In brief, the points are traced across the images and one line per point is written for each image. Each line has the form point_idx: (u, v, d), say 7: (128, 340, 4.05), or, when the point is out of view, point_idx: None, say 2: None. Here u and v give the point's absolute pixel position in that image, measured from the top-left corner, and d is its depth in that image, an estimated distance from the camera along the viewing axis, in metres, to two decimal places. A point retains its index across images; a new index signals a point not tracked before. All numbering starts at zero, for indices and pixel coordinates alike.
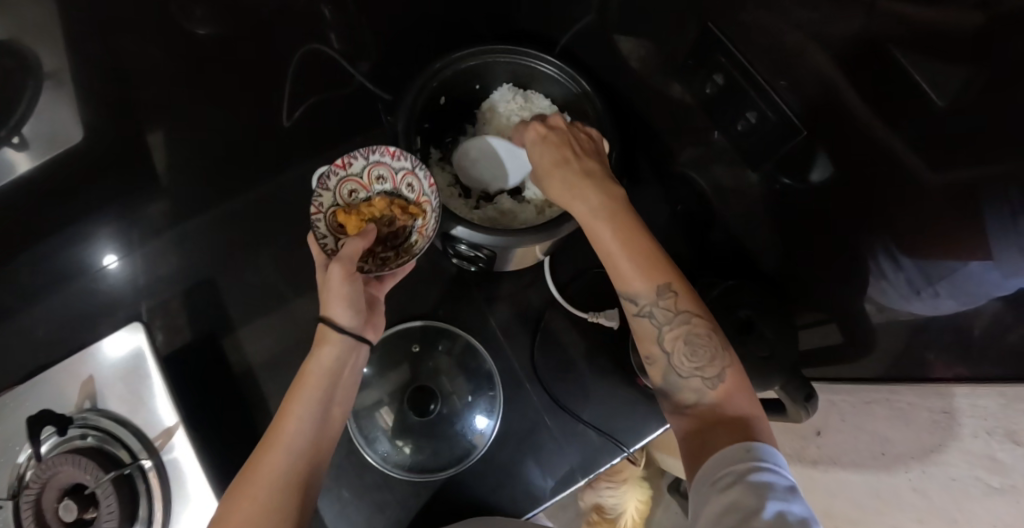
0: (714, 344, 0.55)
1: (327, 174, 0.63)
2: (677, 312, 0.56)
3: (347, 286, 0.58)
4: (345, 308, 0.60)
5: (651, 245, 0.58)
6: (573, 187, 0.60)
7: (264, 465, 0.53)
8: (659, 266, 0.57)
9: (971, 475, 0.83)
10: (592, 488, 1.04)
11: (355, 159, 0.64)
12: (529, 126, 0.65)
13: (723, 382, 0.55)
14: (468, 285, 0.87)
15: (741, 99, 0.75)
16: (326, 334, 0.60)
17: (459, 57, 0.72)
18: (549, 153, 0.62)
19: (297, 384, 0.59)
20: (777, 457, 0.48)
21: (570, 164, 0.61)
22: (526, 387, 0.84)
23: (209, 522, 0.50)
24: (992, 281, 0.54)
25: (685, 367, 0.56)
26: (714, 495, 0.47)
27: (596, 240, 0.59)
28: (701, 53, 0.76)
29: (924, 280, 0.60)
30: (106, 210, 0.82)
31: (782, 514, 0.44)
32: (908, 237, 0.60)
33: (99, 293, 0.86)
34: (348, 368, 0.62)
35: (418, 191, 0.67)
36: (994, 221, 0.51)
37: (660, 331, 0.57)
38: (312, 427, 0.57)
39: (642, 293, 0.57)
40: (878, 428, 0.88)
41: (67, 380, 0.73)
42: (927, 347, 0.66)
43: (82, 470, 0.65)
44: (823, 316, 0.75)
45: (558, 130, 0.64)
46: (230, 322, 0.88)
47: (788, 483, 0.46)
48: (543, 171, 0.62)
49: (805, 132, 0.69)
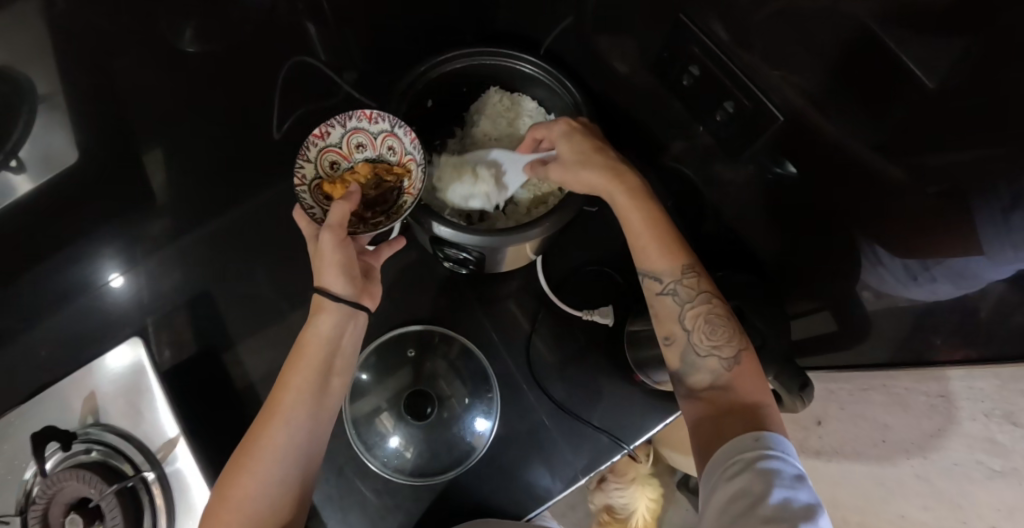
0: (732, 325, 0.58)
1: (307, 145, 0.64)
2: (699, 290, 0.59)
3: (340, 251, 0.58)
4: (338, 275, 0.60)
5: (672, 229, 0.62)
6: (611, 172, 0.62)
7: (263, 439, 0.56)
8: (681, 248, 0.60)
9: (972, 459, 0.80)
10: (602, 490, 1.03)
11: (333, 127, 0.65)
12: (561, 119, 0.66)
13: (739, 362, 0.56)
14: (460, 289, 0.87)
15: (719, 89, 0.73)
16: (322, 303, 0.60)
17: (443, 61, 0.72)
18: (584, 144, 0.64)
19: (295, 353, 0.60)
20: (785, 444, 0.49)
21: (604, 153, 0.64)
22: (523, 388, 0.84)
23: (217, 498, 0.56)
24: (982, 266, 0.52)
25: (704, 345, 0.57)
26: (721, 484, 0.48)
27: (624, 223, 0.62)
28: (673, 44, 0.75)
29: (921, 265, 0.59)
30: (103, 231, 0.84)
31: (788, 501, 0.45)
32: (897, 227, 0.59)
33: (103, 309, 0.87)
34: (346, 337, 0.63)
35: (401, 151, 0.67)
36: (985, 218, 0.49)
37: (682, 310, 0.59)
38: (310, 394, 0.59)
39: (666, 270, 0.59)
40: (877, 415, 0.86)
41: (70, 398, 0.74)
42: (934, 332, 0.63)
43: (87, 485, 0.65)
44: (817, 305, 0.75)
45: (587, 129, 0.67)
46: (230, 337, 0.89)
47: (795, 472, 0.47)
48: (581, 159, 0.63)
49: (784, 119, 0.67)
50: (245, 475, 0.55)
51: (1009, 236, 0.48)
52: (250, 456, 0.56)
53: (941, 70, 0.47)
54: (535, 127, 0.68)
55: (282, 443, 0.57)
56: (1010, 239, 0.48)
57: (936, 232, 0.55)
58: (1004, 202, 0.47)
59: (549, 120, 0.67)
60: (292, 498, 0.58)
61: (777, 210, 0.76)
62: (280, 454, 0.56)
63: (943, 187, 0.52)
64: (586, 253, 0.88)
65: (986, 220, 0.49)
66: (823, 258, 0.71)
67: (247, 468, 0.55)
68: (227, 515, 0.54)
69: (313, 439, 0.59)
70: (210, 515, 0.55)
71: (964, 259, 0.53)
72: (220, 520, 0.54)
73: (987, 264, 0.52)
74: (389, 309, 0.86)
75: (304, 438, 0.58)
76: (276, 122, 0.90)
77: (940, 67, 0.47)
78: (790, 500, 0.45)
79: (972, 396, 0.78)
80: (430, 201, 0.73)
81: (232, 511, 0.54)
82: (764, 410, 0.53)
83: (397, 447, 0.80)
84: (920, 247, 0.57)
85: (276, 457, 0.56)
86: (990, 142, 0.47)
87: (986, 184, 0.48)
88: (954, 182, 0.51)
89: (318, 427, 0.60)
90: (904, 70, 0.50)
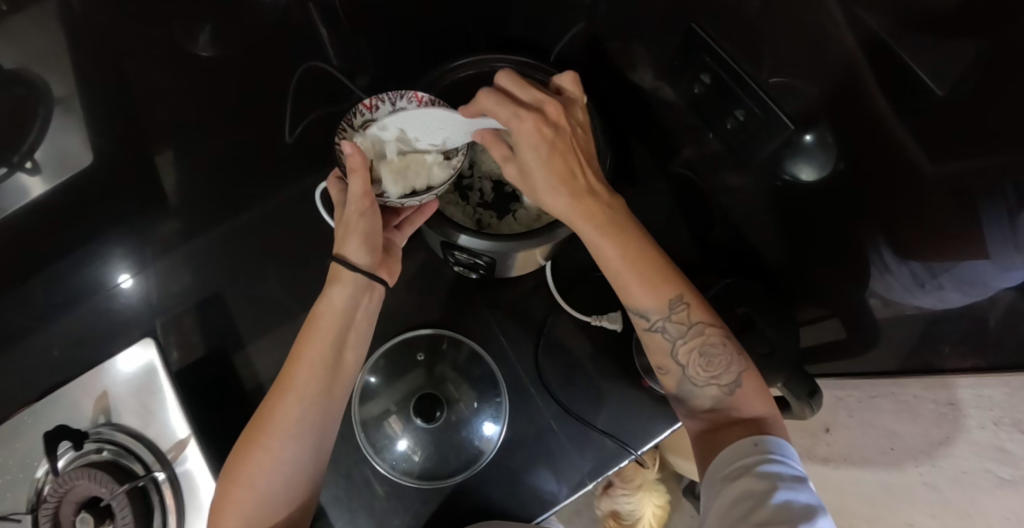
0: (730, 352, 0.57)
1: (354, 111, 0.62)
2: (690, 324, 0.56)
3: (364, 221, 0.59)
4: (359, 245, 0.61)
5: (658, 257, 0.57)
6: (578, 201, 0.56)
7: (278, 413, 0.57)
8: (668, 281, 0.56)
9: (982, 467, 0.80)
10: (609, 495, 1.02)
11: (383, 102, 0.62)
12: (529, 115, 0.55)
13: (741, 384, 0.56)
14: (470, 293, 0.88)
15: (731, 97, 0.73)
16: (339, 272, 0.61)
17: (456, 68, 0.73)
18: (553, 165, 0.56)
19: (309, 324, 0.61)
20: (787, 449, 0.50)
21: (574, 179, 0.57)
22: (531, 391, 0.84)
23: (228, 472, 0.57)
24: (989, 272, 0.54)
25: (701, 377, 0.57)
26: (723, 489, 0.49)
27: (599, 259, 0.57)
28: (689, 54, 0.75)
29: (928, 273, 0.60)
30: (117, 230, 0.85)
31: (789, 502, 0.46)
32: (907, 237, 0.60)
33: (112, 311, 0.86)
34: (360, 314, 0.63)
35: None
36: (993, 223, 0.50)
37: (674, 345, 0.57)
38: (323, 372, 0.59)
39: (653, 308, 0.56)
40: (886, 423, 0.86)
41: (81, 397, 0.74)
42: (942, 341, 0.65)
43: (97, 484, 0.66)
44: (824, 313, 0.76)
45: (560, 129, 0.57)
46: (240, 339, 0.87)
47: (796, 474, 0.48)
48: (544, 181, 0.56)
49: (791, 127, 0.67)
50: (258, 450, 0.56)
51: (1013, 237, 0.49)
52: (263, 432, 0.56)
53: (951, 77, 0.48)
54: (499, 108, 0.55)
55: (294, 419, 0.57)
56: (1015, 242, 0.50)
57: (944, 236, 0.56)
58: (1010, 202, 0.48)
59: (518, 110, 0.55)
60: (298, 488, 0.58)
61: (785, 218, 0.76)
62: (292, 430, 0.57)
63: (952, 189, 0.52)
64: (594, 259, 0.88)
65: (993, 223, 0.50)
66: (833, 266, 0.72)
67: (260, 444, 0.56)
68: (235, 493, 0.55)
69: (324, 420, 0.59)
70: (220, 493, 0.56)
71: (970, 261, 0.55)
72: (229, 498, 0.55)
73: (991, 267, 0.53)
74: (399, 312, 0.87)
75: (317, 418, 0.58)
76: (289, 125, 0.90)
77: (950, 75, 0.49)
78: (789, 500, 0.46)
79: (978, 403, 0.79)
80: (444, 204, 0.73)
81: (243, 488, 0.55)
82: (769, 421, 0.54)
83: (405, 450, 0.80)
84: (928, 254, 0.59)
85: (288, 434, 0.57)
86: (990, 150, 0.48)
87: (990, 190, 0.49)
88: (961, 185, 0.52)
89: (330, 414, 0.60)
90: (915, 78, 0.51)
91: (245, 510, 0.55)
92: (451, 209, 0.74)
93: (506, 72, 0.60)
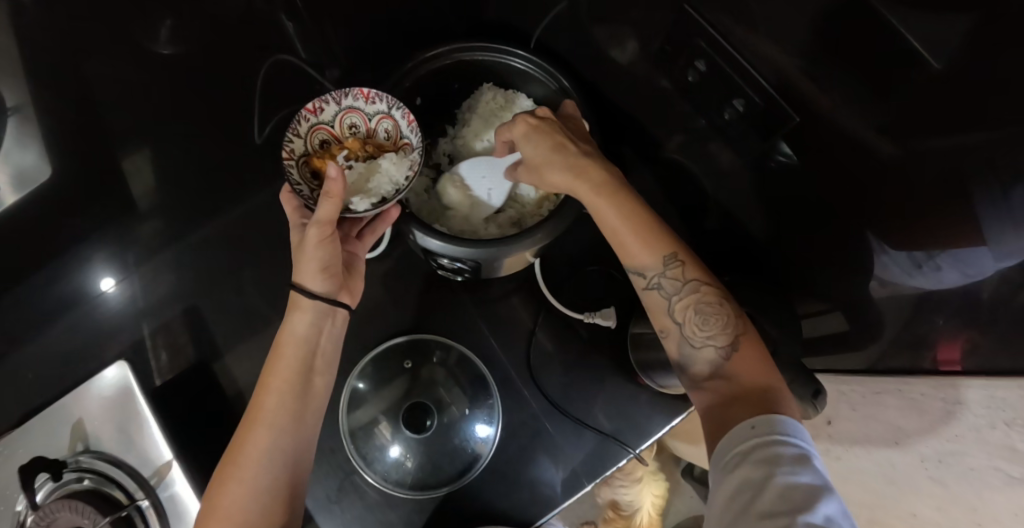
0: (729, 313, 0.53)
1: (299, 118, 0.60)
2: (685, 280, 0.54)
3: (321, 249, 0.57)
4: (318, 276, 0.59)
5: (653, 217, 0.57)
6: (575, 169, 0.57)
7: (250, 444, 0.56)
8: (663, 238, 0.55)
9: (990, 465, 0.79)
10: (608, 486, 1.01)
11: (327, 104, 0.61)
12: (517, 118, 0.61)
13: (738, 349, 0.52)
14: (456, 294, 0.85)
15: (727, 85, 0.68)
16: (298, 299, 0.60)
17: (431, 58, 0.68)
18: (546, 144, 0.59)
19: (275, 353, 0.60)
20: (793, 424, 0.45)
21: (567, 148, 0.59)
22: (525, 393, 0.82)
23: (202, 509, 0.54)
24: (984, 257, 0.50)
25: (699, 336, 0.53)
26: (723, 479, 0.45)
27: (601, 221, 0.56)
28: (678, 37, 0.70)
29: (924, 253, 0.56)
30: (87, 244, 0.81)
31: (793, 486, 0.41)
32: (909, 230, 0.55)
33: (100, 319, 0.83)
34: (323, 339, 0.62)
35: (396, 134, 0.65)
36: (983, 200, 0.46)
37: (670, 303, 0.54)
38: (291, 397, 0.58)
39: (648, 265, 0.55)
40: (891, 417, 0.84)
41: (56, 425, 0.73)
42: (935, 313, 0.62)
43: (80, 515, 0.64)
44: (826, 306, 0.72)
45: (548, 119, 0.61)
46: (216, 346, 0.84)
47: (802, 454, 0.43)
48: (543, 160, 0.58)
49: (798, 119, 0.62)
50: (232, 485, 0.54)
51: (1009, 215, 0.45)
52: (235, 464, 0.55)
53: (948, 49, 0.43)
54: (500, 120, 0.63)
55: (266, 447, 0.56)
56: (1013, 224, 0.45)
57: (939, 229, 0.52)
58: (1001, 180, 0.44)
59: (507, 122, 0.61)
60: (277, 513, 0.55)
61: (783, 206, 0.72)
62: (264, 459, 0.55)
63: (938, 170, 0.49)
64: (585, 253, 0.85)
65: (983, 200, 0.46)
66: (834, 260, 0.67)
67: (235, 478, 0.54)
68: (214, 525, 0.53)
69: (301, 445, 0.58)
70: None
71: (967, 248, 0.51)
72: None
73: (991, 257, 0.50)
74: (383, 317, 0.84)
75: (290, 445, 0.57)
76: (258, 125, 0.86)
77: (945, 50, 0.43)
78: (790, 485, 0.41)
79: (989, 404, 0.78)
80: (418, 205, 0.70)
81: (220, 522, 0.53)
82: (772, 388, 0.49)
83: (397, 456, 0.78)
84: (922, 239, 0.54)
85: (259, 462, 0.55)
86: (990, 126, 0.43)
87: (981, 167, 0.45)
88: (953, 164, 0.47)
89: (303, 440, 0.59)
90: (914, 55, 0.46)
91: None
92: (427, 210, 0.70)
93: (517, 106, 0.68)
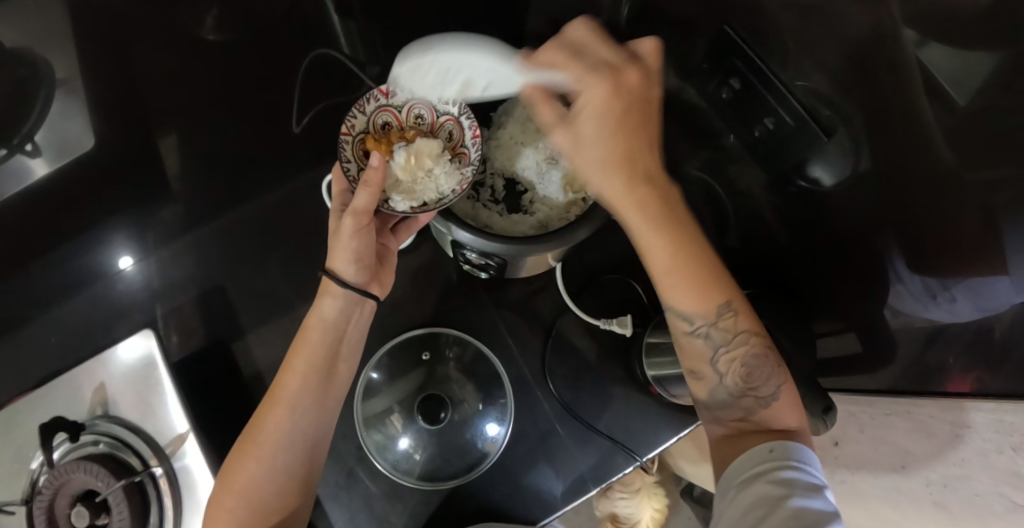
0: (773, 364, 0.53)
1: (369, 97, 0.63)
2: (736, 332, 0.52)
3: (357, 238, 0.59)
4: (350, 261, 0.60)
5: (710, 260, 0.52)
6: (633, 185, 0.51)
7: (269, 425, 0.57)
8: (716, 287, 0.52)
9: (994, 490, 0.83)
10: (607, 497, 1.01)
11: (400, 90, 0.64)
12: (596, 83, 0.51)
13: (779, 395, 0.52)
14: (478, 292, 0.86)
15: (759, 104, 0.68)
16: (328, 286, 0.61)
17: None
18: (612, 139, 0.51)
19: (300, 335, 0.61)
20: (808, 454, 0.48)
21: (634, 155, 0.52)
22: (538, 394, 0.83)
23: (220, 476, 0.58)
24: (1003, 288, 0.54)
25: (737, 388, 0.52)
26: (736, 497, 0.47)
27: (643, 249, 0.52)
28: (718, 56, 0.70)
29: (940, 284, 0.59)
30: (118, 218, 0.82)
31: (805, 509, 0.43)
32: (926, 259, 0.59)
33: (117, 295, 0.82)
34: (351, 324, 0.63)
35: (457, 139, 0.67)
36: (1013, 233, 0.49)
37: (716, 354, 0.53)
38: (315, 380, 0.59)
39: (697, 314, 0.52)
40: (898, 440, 0.86)
41: (78, 388, 0.74)
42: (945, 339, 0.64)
43: (93, 477, 0.66)
44: (842, 326, 0.74)
45: (625, 104, 0.52)
46: (240, 328, 0.83)
47: (815, 483, 0.46)
48: (597, 158, 0.52)
49: (829, 138, 0.61)
50: (250, 463, 0.56)
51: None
52: (253, 442, 0.57)
53: (973, 88, 0.46)
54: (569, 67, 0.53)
55: (283, 428, 0.57)
56: None
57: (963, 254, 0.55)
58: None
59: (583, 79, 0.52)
60: (289, 491, 0.58)
61: (800, 222, 0.74)
62: (280, 441, 0.57)
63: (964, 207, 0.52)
64: (607, 261, 0.87)
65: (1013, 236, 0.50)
66: (849, 282, 0.70)
67: (251, 455, 0.57)
68: (230, 501, 0.56)
69: (318, 430, 0.60)
70: (212, 503, 0.57)
71: (986, 282, 0.55)
72: (224, 504, 0.56)
73: (1009, 288, 0.54)
74: (403, 310, 0.85)
75: (308, 428, 0.59)
76: (297, 115, 0.87)
77: (972, 87, 0.46)
78: (802, 507, 0.43)
79: (997, 429, 0.83)
80: None
81: (236, 495, 0.56)
82: (798, 435, 0.51)
83: (406, 449, 0.79)
84: (941, 270, 0.58)
85: (277, 445, 0.57)
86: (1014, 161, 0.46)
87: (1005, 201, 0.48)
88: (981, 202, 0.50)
89: (320, 425, 0.60)
90: (940, 91, 0.48)
91: (236, 517, 0.56)
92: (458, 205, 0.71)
93: (584, 18, 0.56)
